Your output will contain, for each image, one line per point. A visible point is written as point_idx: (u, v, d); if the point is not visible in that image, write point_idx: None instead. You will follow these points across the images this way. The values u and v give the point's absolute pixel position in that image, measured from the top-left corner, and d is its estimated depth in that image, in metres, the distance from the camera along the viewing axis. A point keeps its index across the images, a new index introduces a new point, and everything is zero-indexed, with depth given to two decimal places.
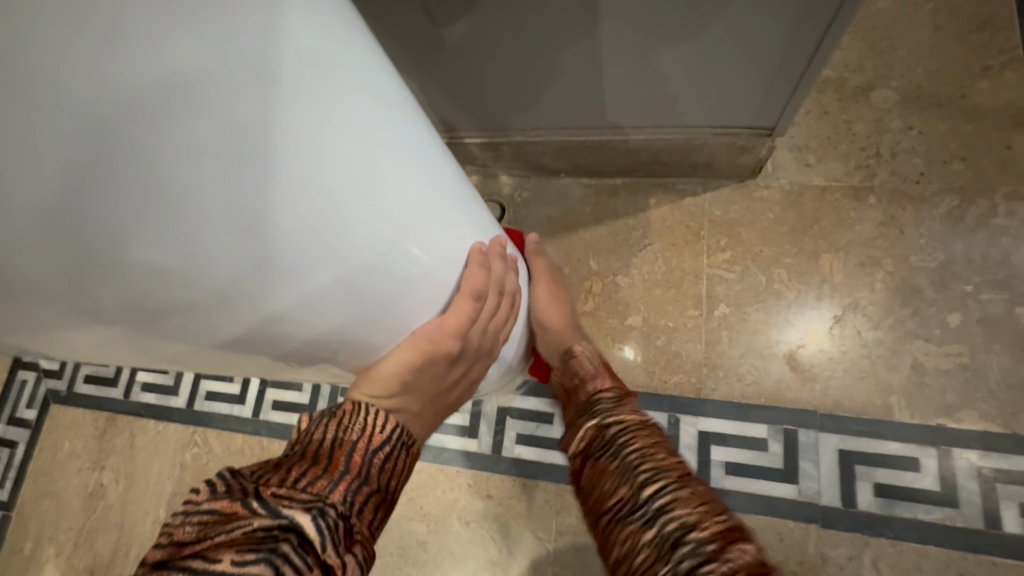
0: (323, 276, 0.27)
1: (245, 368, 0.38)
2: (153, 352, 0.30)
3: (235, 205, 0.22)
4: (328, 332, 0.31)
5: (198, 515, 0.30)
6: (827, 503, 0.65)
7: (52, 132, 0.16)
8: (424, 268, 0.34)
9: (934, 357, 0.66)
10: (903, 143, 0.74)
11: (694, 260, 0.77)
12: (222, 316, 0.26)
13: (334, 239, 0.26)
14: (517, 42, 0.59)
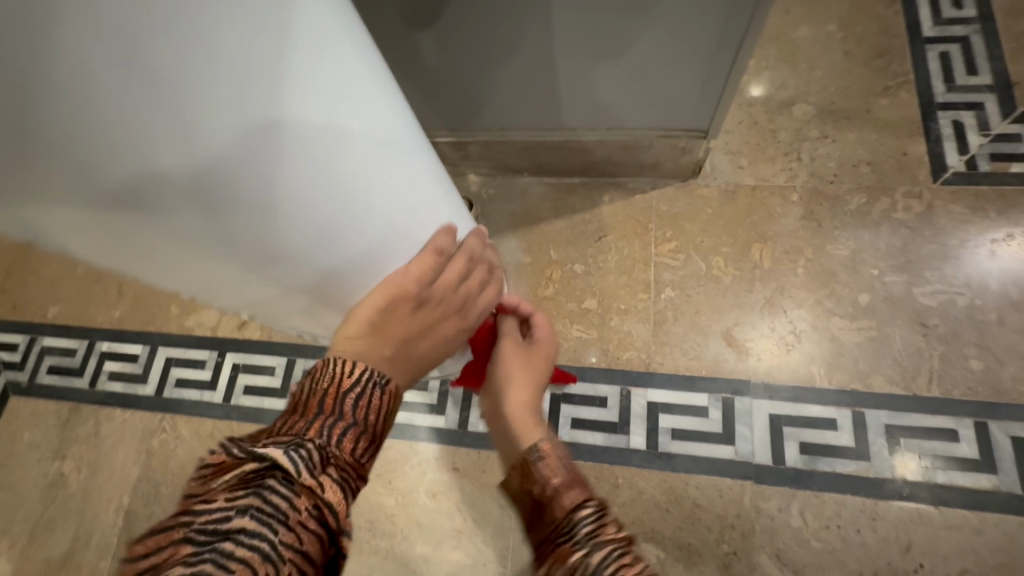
0: (320, 235, 0.33)
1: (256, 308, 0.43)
2: (144, 271, 0.32)
3: (253, 176, 0.27)
4: (324, 285, 0.36)
5: (198, 473, 0.32)
6: (760, 461, 0.72)
7: (124, 113, 0.21)
8: (396, 212, 0.37)
9: (848, 331, 0.76)
10: (820, 149, 0.85)
11: (644, 250, 0.85)
12: (208, 236, 0.28)
13: (331, 205, 0.32)
14: (483, 47, 0.67)
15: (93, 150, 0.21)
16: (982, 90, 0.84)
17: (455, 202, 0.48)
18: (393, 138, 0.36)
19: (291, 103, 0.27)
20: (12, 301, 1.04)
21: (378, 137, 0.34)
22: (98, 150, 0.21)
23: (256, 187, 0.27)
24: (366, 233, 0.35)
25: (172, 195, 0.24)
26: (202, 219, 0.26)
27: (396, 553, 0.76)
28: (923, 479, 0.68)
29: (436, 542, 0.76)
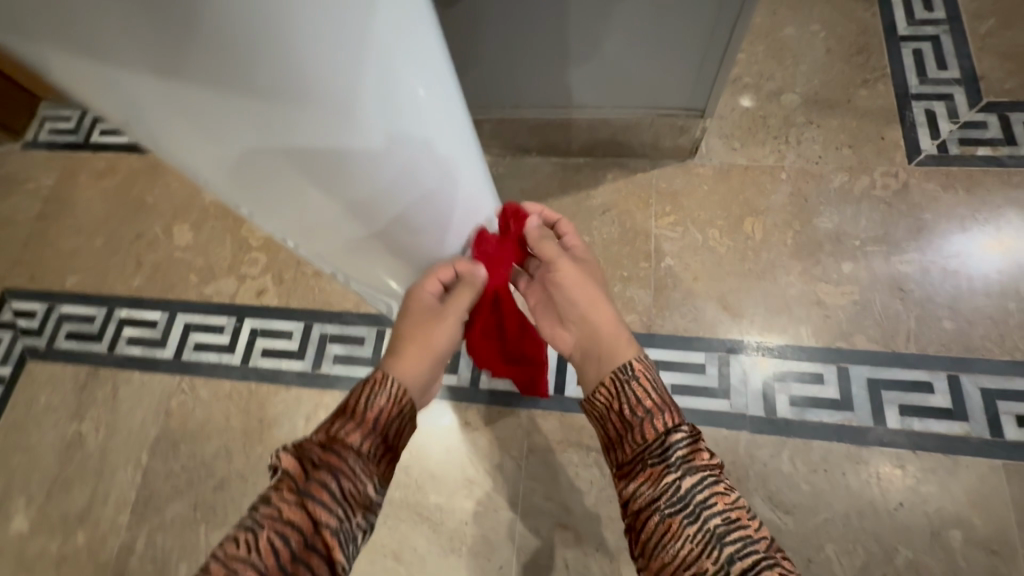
0: (346, 164, 0.41)
1: (290, 229, 0.50)
2: (216, 170, 0.40)
3: (314, 101, 0.35)
4: (345, 205, 0.44)
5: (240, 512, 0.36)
6: (753, 414, 0.78)
7: (238, 29, 0.29)
8: (416, 155, 0.45)
9: (833, 295, 0.82)
10: (806, 134, 0.92)
11: (645, 223, 0.91)
12: (269, 138, 0.36)
13: (361, 142, 0.40)
14: (503, 27, 0.73)
15: (206, 58, 0.29)
16: (951, 82, 0.92)
17: (471, 169, 0.56)
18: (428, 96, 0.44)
19: (352, 53, 0.35)
20: (29, 271, 1.06)
21: (415, 92, 0.42)
22: (209, 58, 0.29)
23: (310, 109, 0.35)
24: (389, 165, 0.44)
25: (249, 100, 0.33)
26: (266, 124, 0.35)
27: (411, 502, 0.80)
28: (901, 426, 0.75)
29: (450, 492, 0.80)
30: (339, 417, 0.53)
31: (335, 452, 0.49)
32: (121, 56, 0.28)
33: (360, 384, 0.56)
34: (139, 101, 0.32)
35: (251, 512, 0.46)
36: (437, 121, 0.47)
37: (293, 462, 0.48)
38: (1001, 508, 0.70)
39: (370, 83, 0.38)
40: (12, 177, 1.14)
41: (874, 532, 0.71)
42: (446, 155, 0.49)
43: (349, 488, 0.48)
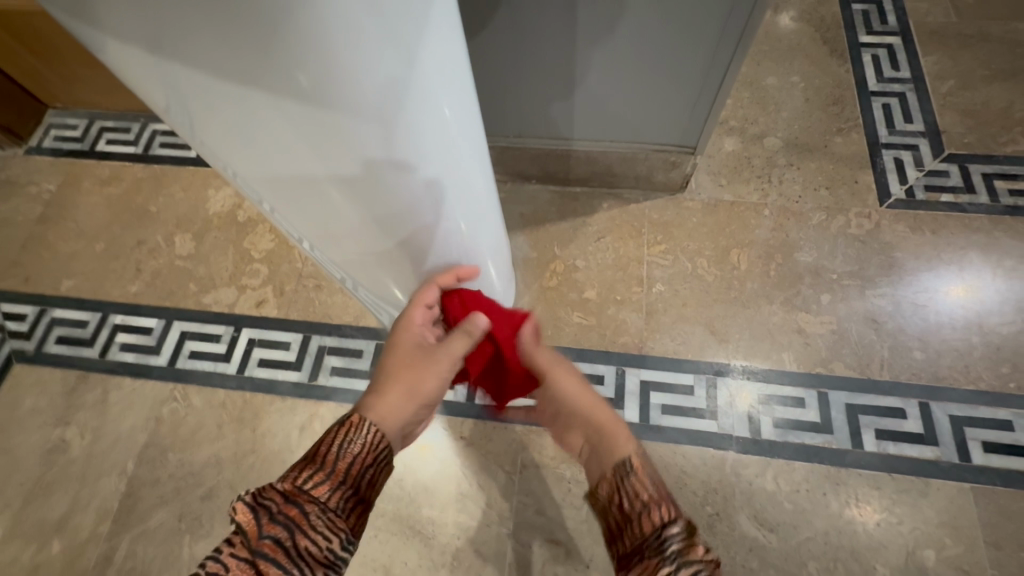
0: (371, 172, 0.44)
1: (310, 230, 0.53)
2: (249, 162, 0.43)
3: (349, 114, 0.38)
4: (364, 210, 0.47)
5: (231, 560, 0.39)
6: (739, 435, 0.81)
7: (292, 44, 0.32)
8: (437, 168, 0.48)
9: (813, 324, 0.87)
10: (787, 174, 1.00)
11: (638, 250, 0.96)
12: (303, 137, 0.39)
13: (387, 156, 0.43)
14: (513, 63, 0.79)
15: (263, 51, 0.32)
16: (917, 134, 1.01)
17: (485, 190, 0.60)
18: (452, 115, 0.48)
19: (394, 67, 0.38)
20: (24, 274, 1.06)
21: (441, 113, 0.46)
22: (266, 51, 0.32)
23: (348, 112, 0.38)
24: (412, 174, 0.46)
25: (293, 96, 0.35)
26: (305, 121, 0.38)
27: (402, 516, 0.80)
28: (877, 450, 0.79)
29: (441, 506, 0.80)
30: (306, 465, 0.46)
31: (298, 506, 0.43)
32: (184, 38, 0.31)
33: (331, 428, 0.50)
34: (191, 86, 0.35)
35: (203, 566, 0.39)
36: (457, 140, 0.50)
37: (250, 513, 0.41)
38: (970, 530, 0.74)
39: (405, 97, 0.41)
40: (13, 180, 1.15)
41: (852, 551, 0.74)
42: (462, 170, 0.52)
43: (312, 542, 0.42)
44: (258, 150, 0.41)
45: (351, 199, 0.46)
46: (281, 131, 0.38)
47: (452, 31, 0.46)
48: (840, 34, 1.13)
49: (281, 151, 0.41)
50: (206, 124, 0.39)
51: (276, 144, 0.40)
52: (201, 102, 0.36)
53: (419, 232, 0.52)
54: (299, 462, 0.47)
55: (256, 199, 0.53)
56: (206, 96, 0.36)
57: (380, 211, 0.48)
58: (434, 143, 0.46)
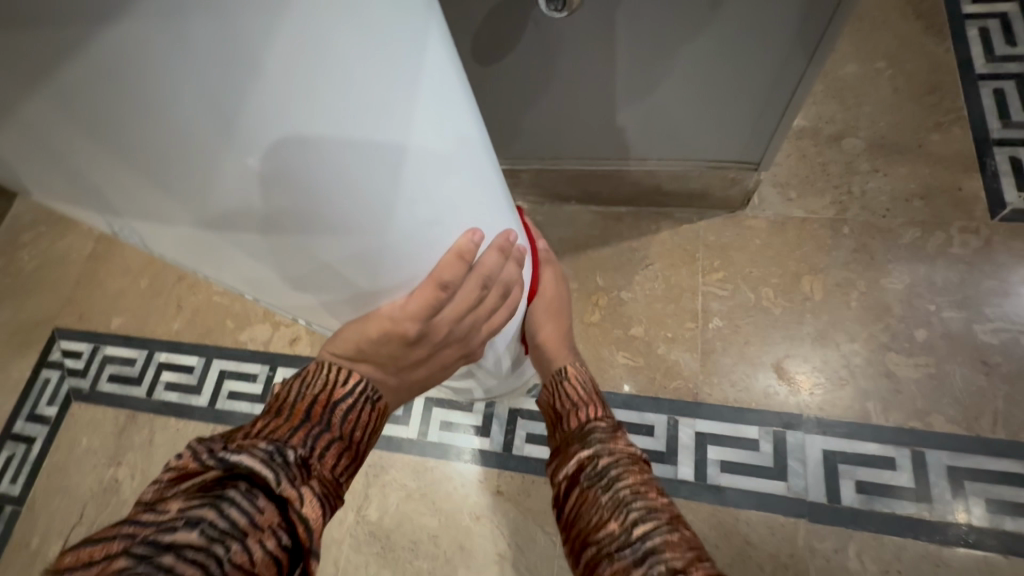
0: (360, 237, 0.35)
1: (304, 304, 0.46)
2: (220, 263, 0.38)
3: (315, 179, 0.30)
4: (358, 279, 0.39)
5: (258, 508, 0.35)
6: (814, 499, 0.71)
7: (220, 111, 0.25)
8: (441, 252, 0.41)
9: (904, 366, 0.75)
10: (871, 183, 0.85)
11: (691, 279, 0.85)
12: (267, 219, 0.31)
13: (375, 215, 0.35)
14: (543, 83, 0.70)
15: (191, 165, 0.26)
16: None
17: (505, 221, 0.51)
18: (448, 152, 0.39)
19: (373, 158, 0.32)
20: (78, 311, 1.09)
21: (437, 153, 0.37)
22: (197, 166, 0.27)
23: (312, 179, 0.30)
24: (407, 265, 0.39)
25: (239, 176, 0.28)
26: (261, 203, 0.30)
27: (439, 574, 0.76)
28: (989, 526, 0.66)
29: (478, 566, 0.76)
30: (325, 434, 0.44)
31: (326, 470, 0.42)
32: (86, 139, 0.24)
33: (356, 402, 0.48)
34: (120, 189, 0.28)
35: (209, 554, 0.32)
36: (466, 217, 0.43)
37: (310, 502, 0.38)
38: None
39: (389, 189, 0.34)
40: (63, 216, 1.18)
41: None
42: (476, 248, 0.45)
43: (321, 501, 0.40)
44: (221, 241, 0.34)
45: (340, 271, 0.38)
46: (238, 216, 0.31)
47: (455, 99, 0.39)
48: (937, 4, 0.94)
49: (246, 238, 0.33)
50: (150, 222, 0.32)
51: (238, 231, 0.32)
52: (134, 199, 0.29)
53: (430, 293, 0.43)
54: (327, 424, 0.45)
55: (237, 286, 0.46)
56: (142, 195, 0.29)
57: (378, 277, 0.39)
58: (433, 187, 0.37)
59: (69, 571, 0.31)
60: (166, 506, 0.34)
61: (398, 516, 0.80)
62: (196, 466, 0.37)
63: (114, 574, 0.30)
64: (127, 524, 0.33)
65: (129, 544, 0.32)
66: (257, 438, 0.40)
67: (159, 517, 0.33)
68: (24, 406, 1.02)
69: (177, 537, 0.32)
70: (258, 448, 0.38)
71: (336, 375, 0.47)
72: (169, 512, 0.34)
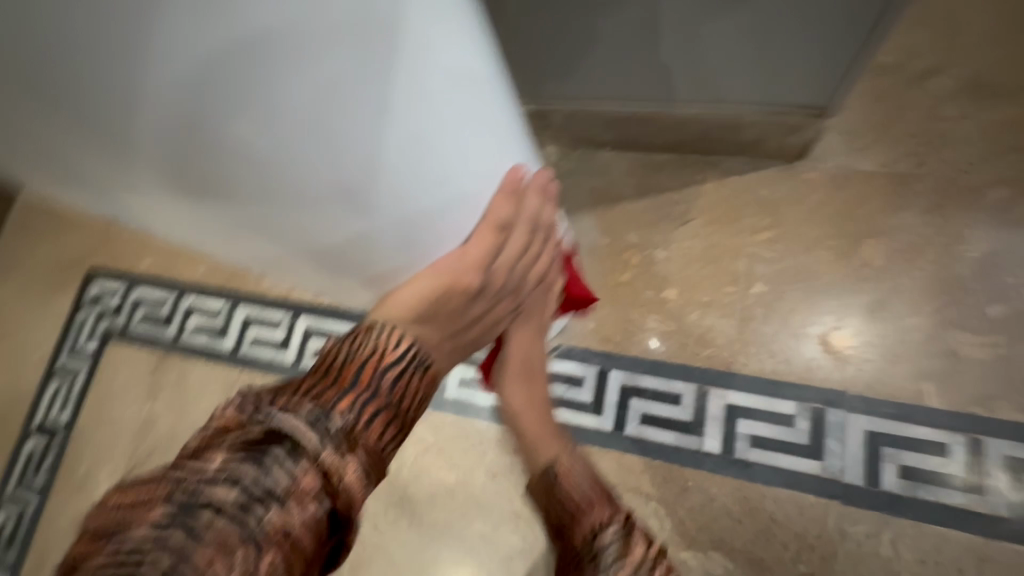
0: (343, 174, 0.30)
1: (297, 267, 0.43)
2: (195, 225, 0.35)
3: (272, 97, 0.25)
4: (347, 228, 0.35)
5: (302, 478, 0.29)
6: (850, 481, 0.66)
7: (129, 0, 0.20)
8: (436, 202, 0.36)
9: (972, 346, 0.68)
10: (959, 132, 0.73)
11: (735, 238, 0.77)
12: (224, 156, 0.26)
13: (356, 146, 0.30)
14: (579, 11, 0.60)
15: (103, 109, 0.23)
16: None
17: (518, 152, 0.46)
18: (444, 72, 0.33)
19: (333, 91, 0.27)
20: (106, 251, 1.09)
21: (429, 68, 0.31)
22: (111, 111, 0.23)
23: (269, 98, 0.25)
24: (404, 202, 0.34)
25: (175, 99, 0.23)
26: (214, 134, 0.25)
27: (454, 526, 0.77)
28: None
29: (493, 522, 0.76)
30: (378, 408, 0.37)
31: (376, 448, 0.35)
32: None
33: (411, 367, 0.40)
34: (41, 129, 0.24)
35: (248, 515, 0.27)
36: (466, 155, 0.37)
37: (359, 481, 0.32)
38: None
39: (368, 118, 0.29)
40: None
41: None
42: (480, 194, 0.40)
43: (369, 478, 0.33)
44: (179, 193, 0.29)
45: (322, 220, 0.33)
46: (191, 156, 0.26)
47: (445, 15, 0.32)
48: None
49: (206, 187, 0.29)
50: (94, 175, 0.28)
51: (194, 176, 0.28)
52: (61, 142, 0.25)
53: (430, 238, 0.38)
54: (376, 391, 0.37)
55: (222, 251, 0.43)
56: (70, 136, 0.24)
57: (369, 223, 0.35)
58: (424, 111, 0.32)
59: (111, 513, 0.27)
60: (209, 457, 0.29)
61: (415, 468, 0.80)
62: (240, 421, 0.31)
63: (151, 524, 0.26)
64: (171, 469, 0.29)
65: (173, 489, 0.27)
66: (303, 397, 0.34)
67: (201, 467, 0.28)
68: (66, 342, 1.07)
69: (217, 492, 0.27)
70: (304, 409, 0.32)
71: (388, 338, 0.39)
72: (211, 463, 0.28)
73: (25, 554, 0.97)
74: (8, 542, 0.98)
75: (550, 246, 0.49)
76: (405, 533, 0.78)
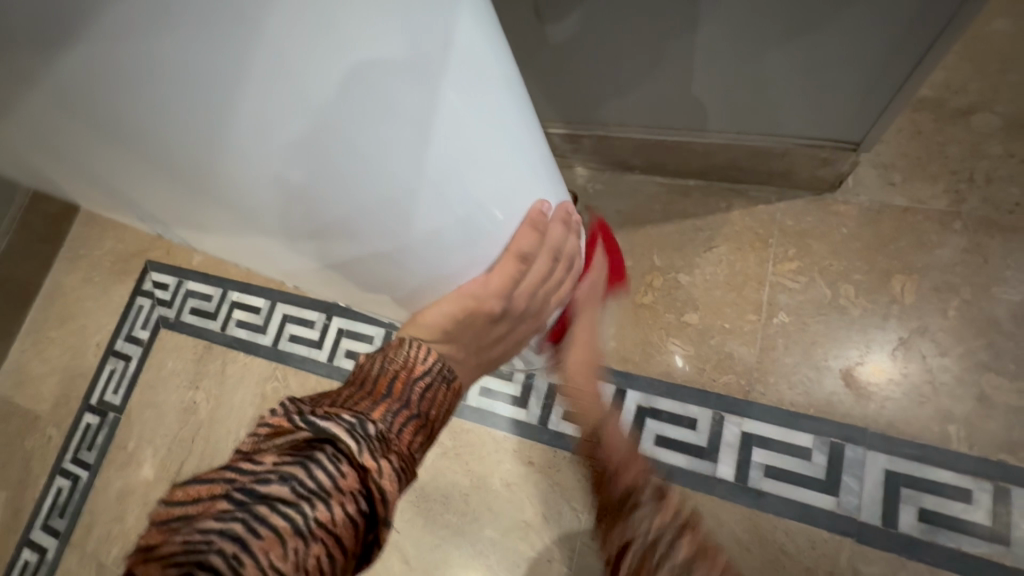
0: (369, 212, 0.33)
1: (332, 284, 0.46)
2: (246, 250, 0.40)
3: (305, 147, 0.28)
4: (374, 255, 0.38)
5: (344, 482, 0.33)
6: (866, 520, 0.65)
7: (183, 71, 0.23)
8: (464, 232, 0.39)
9: (1004, 390, 0.66)
10: (1001, 170, 0.72)
11: (760, 267, 0.77)
12: (262, 193, 0.30)
13: (383, 186, 0.32)
14: (614, 43, 0.62)
15: (163, 158, 0.27)
16: None
17: (545, 186, 0.48)
18: (468, 116, 0.35)
19: (374, 135, 0.30)
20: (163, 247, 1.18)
21: (453, 116, 0.34)
22: (189, 158, 0.27)
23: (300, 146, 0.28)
24: (427, 235, 0.37)
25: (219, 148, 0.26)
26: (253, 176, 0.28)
27: (466, 531, 0.80)
28: None
29: (504, 530, 0.78)
30: (409, 415, 0.40)
31: (408, 452, 0.38)
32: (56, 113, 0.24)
33: (439, 381, 0.44)
34: (111, 166, 0.28)
35: (297, 511, 0.31)
36: (491, 193, 0.39)
37: (394, 483, 0.35)
38: None
39: (394, 163, 0.32)
40: None
41: None
42: (506, 227, 0.42)
43: (403, 480, 0.36)
44: (225, 221, 0.33)
45: (350, 247, 0.36)
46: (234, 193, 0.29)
47: (472, 62, 0.35)
48: None
49: (246, 218, 0.32)
50: (154, 204, 0.32)
51: (235, 209, 0.31)
52: (127, 176, 0.29)
53: (450, 267, 0.41)
54: (407, 400, 0.40)
55: (268, 269, 0.47)
56: (133, 170, 0.28)
57: (393, 252, 0.37)
58: (450, 155, 0.34)
59: (177, 507, 0.30)
60: (261, 458, 0.33)
61: (433, 471, 0.83)
62: (287, 426, 0.34)
63: (213, 518, 0.29)
64: (228, 469, 0.32)
65: (230, 488, 0.31)
66: (341, 407, 0.37)
67: (254, 467, 0.32)
68: (123, 328, 1.16)
69: (270, 490, 0.31)
70: (342, 417, 0.35)
71: (416, 352, 0.43)
72: (263, 464, 0.32)
73: (74, 521, 1.05)
74: (61, 508, 1.07)
75: (569, 274, 0.52)
76: (420, 532, 0.81)
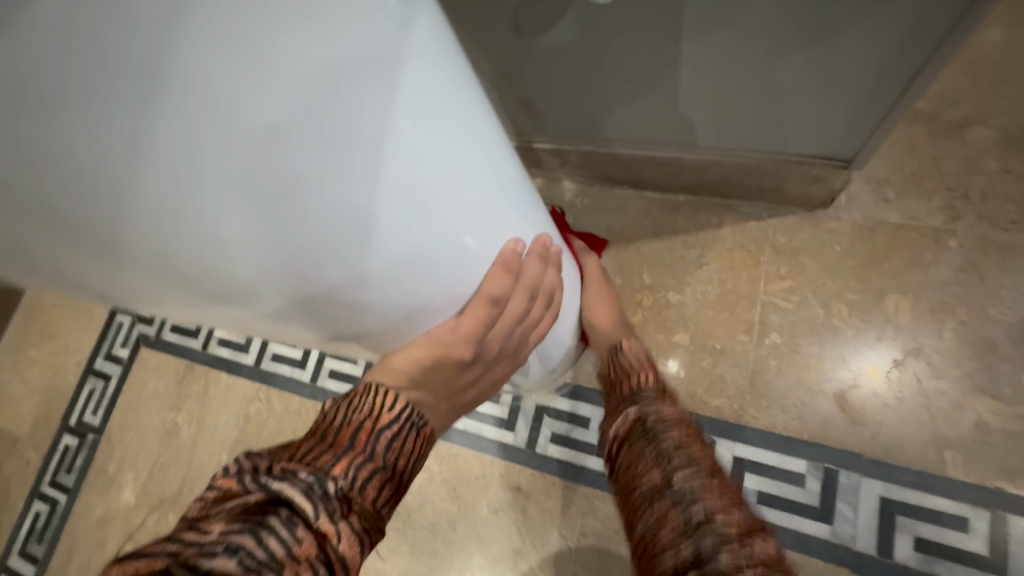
0: (317, 261, 0.30)
1: (292, 333, 0.43)
2: (193, 307, 0.37)
3: (235, 196, 0.25)
4: (327, 303, 0.35)
5: (298, 549, 0.31)
6: (861, 548, 0.64)
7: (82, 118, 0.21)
8: (427, 274, 0.36)
9: (1001, 414, 0.64)
10: (996, 186, 0.70)
11: (751, 286, 0.76)
12: (192, 245, 0.27)
13: (332, 233, 0.29)
14: (600, 60, 0.60)
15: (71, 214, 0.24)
16: None
17: (521, 222, 0.45)
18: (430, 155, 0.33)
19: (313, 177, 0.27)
20: None
21: (410, 154, 0.31)
22: (98, 212, 0.24)
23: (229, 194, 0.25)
24: (385, 279, 0.34)
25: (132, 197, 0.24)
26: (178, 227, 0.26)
27: (453, 558, 0.78)
28: None
29: (492, 558, 0.76)
30: (373, 469, 0.38)
31: (371, 509, 0.37)
32: None
33: (407, 429, 0.42)
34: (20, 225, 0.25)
35: None
36: (456, 233, 0.37)
37: (354, 546, 0.34)
38: None
39: (344, 209, 0.29)
40: None
41: None
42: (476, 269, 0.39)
43: (364, 541, 0.35)
44: (159, 278, 0.30)
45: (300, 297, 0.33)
46: (160, 245, 0.27)
47: (431, 96, 0.32)
48: None
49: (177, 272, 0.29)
50: (77, 264, 0.29)
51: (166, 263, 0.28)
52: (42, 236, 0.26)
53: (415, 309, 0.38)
54: (371, 453, 0.38)
55: (222, 325, 0.44)
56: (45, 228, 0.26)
57: (350, 299, 0.35)
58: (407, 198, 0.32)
59: None
60: (208, 527, 0.30)
61: (419, 497, 0.81)
62: (238, 489, 0.32)
63: None
64: (170, 541, 0.29)
65: (172, 562, 0.28)
66: (300, 463, 0.34)
67: (200, 538, 0.29)
68: (103, 347, 1.13)
69: (215, 564, 0.28)
70: (300, 476, 0.33)
71: (382, 400, 0.40)
72: (209, 534, 0.29)
73: (54, 547, 1.02)
74: (40, 534, 1.04)
75: (547, 310, 0.49)
76: (406, 560, 0.79)
